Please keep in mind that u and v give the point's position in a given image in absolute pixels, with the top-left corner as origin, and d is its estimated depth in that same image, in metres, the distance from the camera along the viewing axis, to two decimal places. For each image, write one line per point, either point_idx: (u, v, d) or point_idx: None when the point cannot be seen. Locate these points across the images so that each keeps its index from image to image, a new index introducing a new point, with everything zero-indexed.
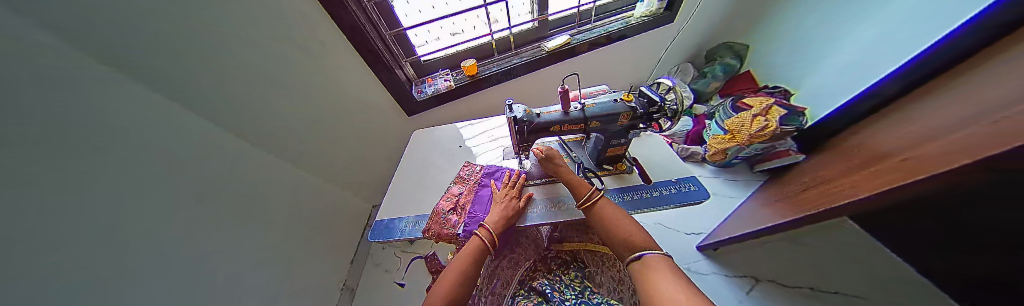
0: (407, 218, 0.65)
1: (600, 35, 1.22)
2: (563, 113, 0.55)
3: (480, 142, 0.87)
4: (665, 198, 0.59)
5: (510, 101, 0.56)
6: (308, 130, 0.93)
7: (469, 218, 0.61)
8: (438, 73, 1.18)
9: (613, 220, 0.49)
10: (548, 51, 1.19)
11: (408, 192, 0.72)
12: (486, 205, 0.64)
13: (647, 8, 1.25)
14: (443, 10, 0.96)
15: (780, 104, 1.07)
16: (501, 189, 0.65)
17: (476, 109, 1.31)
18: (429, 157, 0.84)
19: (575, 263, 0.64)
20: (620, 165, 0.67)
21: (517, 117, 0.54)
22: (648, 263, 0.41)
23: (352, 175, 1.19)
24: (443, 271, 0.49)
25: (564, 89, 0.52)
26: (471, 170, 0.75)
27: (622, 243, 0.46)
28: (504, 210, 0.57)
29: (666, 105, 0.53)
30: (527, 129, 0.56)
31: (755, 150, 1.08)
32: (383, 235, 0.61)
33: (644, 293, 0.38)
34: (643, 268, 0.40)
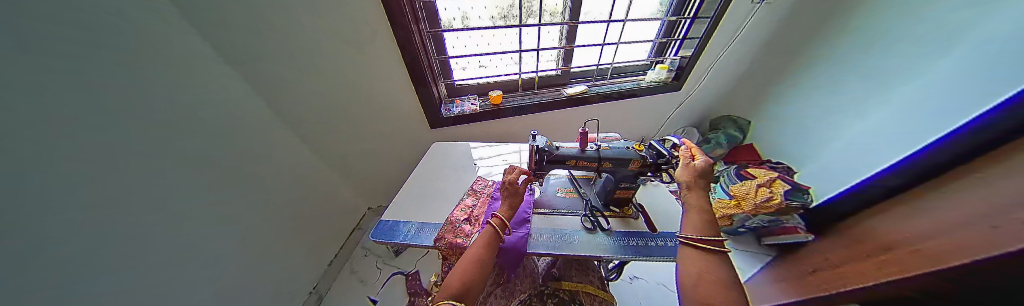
0: (413, 222, 0.66)
1: (614, 90, 1.36)
2: (579, 150, 0.60)
3: (493, 164, 0.92)
4: (668, 251, 0.58)
5: (534, 131, 0.61)
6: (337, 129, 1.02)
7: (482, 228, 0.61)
8: (466, 97, 1.30)
9: (695, 212, 0.46)
10: (566, 96, 1.32)
11: (419, 198, 0.75)
12: None
13: (657, 76, 1.40)
14: (483, 48, 1.13)
15: (784, 179, 1.10)
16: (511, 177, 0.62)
17: (492, 134, 1.40)
18: (443, 169, 0.87)
19: (572, 304, 0.60)
20: (626, 209, 0.68)
21: (538, 146, 0.59)
22: (697, 269, 0.39)
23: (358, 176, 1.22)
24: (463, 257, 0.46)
25: (584, 130, 0.58)
26: (484, 184, 0.78)
27: (695, 227, 0.44)
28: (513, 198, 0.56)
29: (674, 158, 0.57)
30: (545, 159, 0.60)
31: (761, 221, 1.13)
32: (386, 235, 0.61)
33: (690, 291, 0.37)
34: (697, 273, 0.38)
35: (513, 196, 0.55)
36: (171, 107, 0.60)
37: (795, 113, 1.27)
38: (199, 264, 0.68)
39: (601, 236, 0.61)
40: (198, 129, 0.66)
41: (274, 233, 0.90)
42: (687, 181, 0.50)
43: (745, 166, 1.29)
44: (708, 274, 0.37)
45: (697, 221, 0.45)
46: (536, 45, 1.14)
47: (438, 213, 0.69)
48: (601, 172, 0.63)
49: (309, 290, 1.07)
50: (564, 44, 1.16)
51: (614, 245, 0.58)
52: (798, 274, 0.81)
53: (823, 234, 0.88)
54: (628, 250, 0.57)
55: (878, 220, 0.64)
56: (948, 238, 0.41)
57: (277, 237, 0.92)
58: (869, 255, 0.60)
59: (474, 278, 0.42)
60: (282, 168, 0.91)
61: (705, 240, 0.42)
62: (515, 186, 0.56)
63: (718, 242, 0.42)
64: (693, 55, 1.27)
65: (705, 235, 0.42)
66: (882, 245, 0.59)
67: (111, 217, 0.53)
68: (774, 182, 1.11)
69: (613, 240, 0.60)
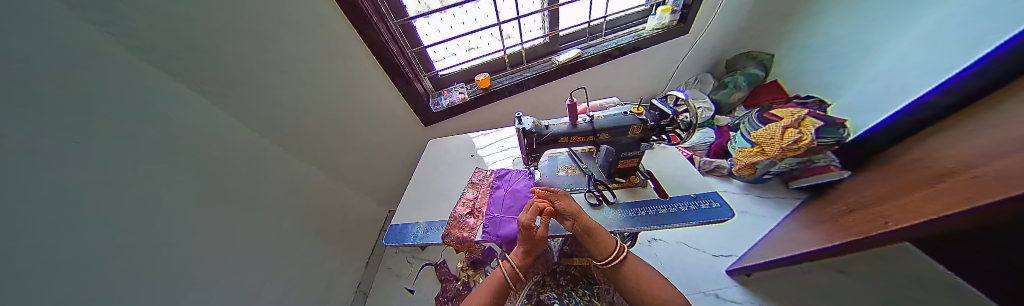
0: (419, 224, 0.66)
1: (613, 48, 1.22)
2: (570, 125, 0.55)
3: (490, 153, 0.89)
4: (683, 215, 0.54)
5: (520, 113, 0.57)
6: (335, 142, 1.01)
7: (488, 219, 0.61)
8: (453, 86, 1.24)
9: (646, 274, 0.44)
10: (559, 64, 1.21)
11: (423, 199, 0.74)
12: (501, 206, 0.64)
13: (660, 21, 1.23)
14: (461, 29, 1.03)
15: (813, 115, 0.98)
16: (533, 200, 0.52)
17: (488, 120, 1.35)
18: (439, 166, 0.86)
19: (584, 278, 0.62)
20: (633, 178, 0.64)
21: (525, 129, 0.55)
22: None
23: (371, 184, 1.24)
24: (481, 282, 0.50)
25: (572, 103, 0.52)
26: (482, 175, 0.77)
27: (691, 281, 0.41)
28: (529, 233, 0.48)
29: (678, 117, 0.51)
30: (535, 141, 0.56)
31: (791, 165, 1.04)
32: (397, 239, 0.62)
33: None
34: None
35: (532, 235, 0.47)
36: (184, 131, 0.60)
37: (826, 38, 1.15)
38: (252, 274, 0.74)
39: (609, 210, 0.58)
40: (205, 156, 0.64)
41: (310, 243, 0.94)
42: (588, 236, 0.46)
43: (767, 107, 1.16)
44: None
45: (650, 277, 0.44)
46: (517, 13, 1.03)
47: (444, 210, 0.69)
48: (599, 145, 0.58)
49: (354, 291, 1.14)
50: (546, 5, 1.04)
51: (624, 218, 0.55)
52: (833, 215, 0.75)
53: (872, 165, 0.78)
54: (641, 220, 0.54)
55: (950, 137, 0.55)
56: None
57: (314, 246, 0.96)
58: (920, 185, 0.53)
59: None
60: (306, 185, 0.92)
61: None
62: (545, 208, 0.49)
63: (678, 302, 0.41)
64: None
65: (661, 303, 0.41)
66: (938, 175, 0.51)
67: (142, 234, 0.53)
68: (803, 121, 0.98)
69: (624, 213, 0.57)
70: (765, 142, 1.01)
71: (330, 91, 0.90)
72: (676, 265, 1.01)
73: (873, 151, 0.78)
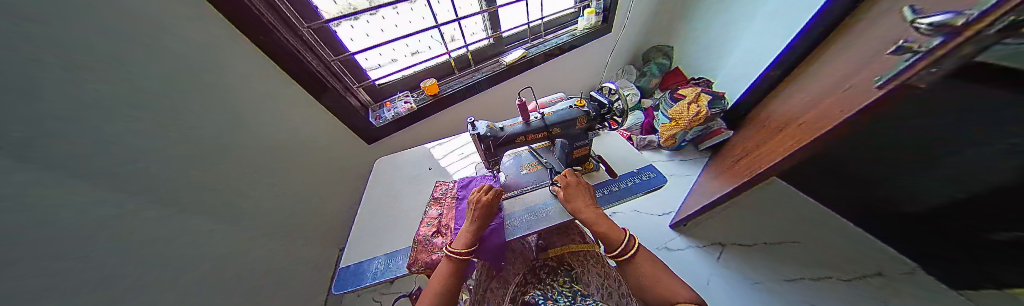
0: (378, 258, 0.58)
1: (553, 47, 1.31)
2: (524, 124, 0.57)
3: (448, 163, 0.85)
4: (629, 190, 0.62)
5: (471, 118, 0.55)
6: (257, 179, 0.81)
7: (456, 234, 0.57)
8: (396, 96, 1.12)
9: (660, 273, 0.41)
10: (507, 65, 1.23)
11: (378, 229, 0.65)
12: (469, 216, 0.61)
13: (588, 22, 1.37)
14: (394, 32, 0.94)
15: (704, 91, 1.26)
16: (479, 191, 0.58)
17: (442, 128, 1.28)
18: (393, 187, 0.77)
19: (563, 266, 0.64)
20: (588, 164, 0.69)
21: (480, 134, 0.54)
22: None
23: (310, 222, 1.02)
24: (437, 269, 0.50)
25: (521, 102, 0.53)
26: (445, 188, 0.72)
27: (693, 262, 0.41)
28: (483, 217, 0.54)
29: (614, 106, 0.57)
30: (491, 145, 0.56)
31: (697, 132, 1.30)
32: (350, 283, 0.53)
33: None
34: None
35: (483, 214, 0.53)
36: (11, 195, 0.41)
37: (706, 29, 1.52)
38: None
39: None
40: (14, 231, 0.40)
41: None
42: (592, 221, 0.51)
43: (675, 89, 1.43)
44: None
45: (653, 269, 0.42)
46: (455, 14, 1.00)
47: (406, 235, 0.63)
48: (553, 139, 0.61)
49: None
50: (485, 6, 1.04)
51: None
52: (728, 165, 0.99)
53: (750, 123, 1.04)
54: (598, 202, 0.60)
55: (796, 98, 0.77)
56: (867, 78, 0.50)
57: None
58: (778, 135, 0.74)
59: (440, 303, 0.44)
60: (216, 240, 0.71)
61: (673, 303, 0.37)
62: (489, 199, 0.54)
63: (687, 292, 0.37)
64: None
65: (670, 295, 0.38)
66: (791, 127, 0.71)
67: None
68: (699, 97, 1.24)
69: None
70: (678, 116, 1.25)
71: (233, 116, 0.71)
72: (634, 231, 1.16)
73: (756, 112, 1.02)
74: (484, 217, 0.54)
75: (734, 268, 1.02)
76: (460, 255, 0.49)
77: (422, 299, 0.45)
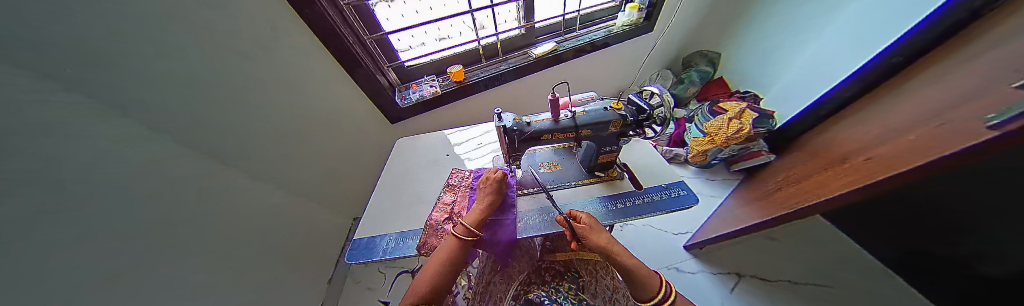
0: (391, 235, 0.60)
1: (586, 42, 1.24)
2: (553, 121, 0.54)
3: (468, 152, 0.84)
4: (654, 206, 0.57)
5: (499, 109, 0.53)
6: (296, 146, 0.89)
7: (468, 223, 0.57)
8: (423, 79, 1.13)
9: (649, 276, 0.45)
10: (535, 57, 1.19)
11: (392, 207, 0.67)
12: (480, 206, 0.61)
13: (628, 18, 1.26)
14: (429, 15, 0.94)
15: (751, 108, 1.14)
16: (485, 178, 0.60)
17: (463, 115, 1.28)
18: (411, 168, 0.79)
19: (569, 273, 0.62)
20: (611, 172, 0.66)
21: (506, 127, 0.52)
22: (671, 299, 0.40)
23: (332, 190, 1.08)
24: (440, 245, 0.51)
25: (553, 97, 0.50)
26: (461, 176, 0.72)
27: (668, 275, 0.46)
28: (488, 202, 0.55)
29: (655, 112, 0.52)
30: (517, 138, 0.54)
31: (733, 151, 1.18)
32: (364, 255, 0.55)
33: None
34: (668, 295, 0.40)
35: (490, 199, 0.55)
36: (114, 140, 0.50)
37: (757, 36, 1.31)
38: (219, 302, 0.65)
39: (593, 206, 0.59)
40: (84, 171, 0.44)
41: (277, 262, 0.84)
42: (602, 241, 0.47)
43: (715, 101, 1.31)
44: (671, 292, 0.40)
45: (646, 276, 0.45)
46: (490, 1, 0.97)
47: (418, 218, 0.64)
48: (580, 140, 0.58)
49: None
50: None
51: (604, 211, 0.57)
52: (765, 193, 0.90)
53: (801, 148, 0.93)
54: (618, 212, 0.56)
55: (868, 127, 0.67)
56: (967, 114, 0.43)
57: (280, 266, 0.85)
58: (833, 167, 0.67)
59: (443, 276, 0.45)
60: (263, 198, 0.80)
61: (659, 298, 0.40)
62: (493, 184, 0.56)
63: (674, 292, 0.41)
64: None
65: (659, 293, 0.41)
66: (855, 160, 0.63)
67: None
68: (743, 113, 1.13)
69: (604, 206, 0.58)
70: (715, 131, 1.15)
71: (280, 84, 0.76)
72: (646, 245, 1.11)
73: (813, 138, 0.90)
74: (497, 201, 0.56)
75: (746, 300, 0.94)
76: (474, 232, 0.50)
77: (430, 266, 0.47)
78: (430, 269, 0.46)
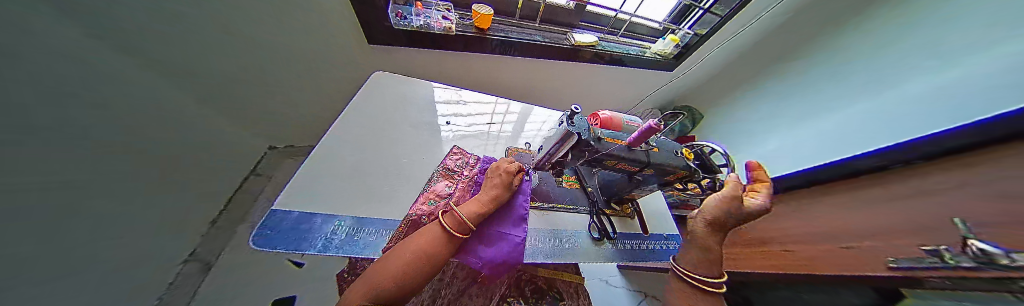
0: (339, 216, 0.41)
1: (631, 53, 1.08)
2: (625, 146, 0.39)
3: (473, 127, 0.68)
4: (655, 255, 0.57)
5: (575, 105, 0.35)
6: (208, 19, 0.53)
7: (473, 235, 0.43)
8: (434, 3, 0.82)
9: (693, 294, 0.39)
10: (572, 44, 0.96)
11: (352, 175, 0.46)
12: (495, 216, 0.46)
13: (664, 48, 1.13)
14: None
15: None
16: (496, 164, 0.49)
17: (464, 76, 1.01)
18: (393, 125, 0.57)
19: (549, 292, 0.58)
20: (625, 207, 0.61)
21: (578, 137, 0.34)
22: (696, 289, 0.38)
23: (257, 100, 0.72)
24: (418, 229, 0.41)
25: (653, 122, 0.33)
26: (464, 161, 0.56)
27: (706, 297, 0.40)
28: (492, 195, 0.44)
29: (718, 176, 0.44)
30: (587, 158, 0.39)
31: None
32: (283, 241, 0.35)
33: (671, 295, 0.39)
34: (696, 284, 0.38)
35: (497, 194, 0.44)
36: None
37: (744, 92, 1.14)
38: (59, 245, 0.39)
39: (609, 245, 0.53)
40: None
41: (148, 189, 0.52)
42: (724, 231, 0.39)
43: None
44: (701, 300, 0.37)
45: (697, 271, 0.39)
46: None
47: (389, 202, 0.46)
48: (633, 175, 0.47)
49: (183, 258, 0.67)
50: None
51: (614, 250, 0.53)
52: None
53: None
54: (626, 255, 0.53)
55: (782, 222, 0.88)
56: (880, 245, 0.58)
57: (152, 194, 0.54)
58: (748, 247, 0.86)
59: (411, 271, 0.35)
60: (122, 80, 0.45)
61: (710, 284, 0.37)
62: (507, 176, 0.45)
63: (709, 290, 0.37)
64: (713, 29, 1.02)
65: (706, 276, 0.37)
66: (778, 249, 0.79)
67: None
68: None
69: (614, 246, 0.54)
70: None
71: None
72: None
73: None
74: (508, 195, 0.45)
75: None
76: (467, 226, 0.40)
77: (402, 248, 0.37)
78: (397, 258, 0.35)
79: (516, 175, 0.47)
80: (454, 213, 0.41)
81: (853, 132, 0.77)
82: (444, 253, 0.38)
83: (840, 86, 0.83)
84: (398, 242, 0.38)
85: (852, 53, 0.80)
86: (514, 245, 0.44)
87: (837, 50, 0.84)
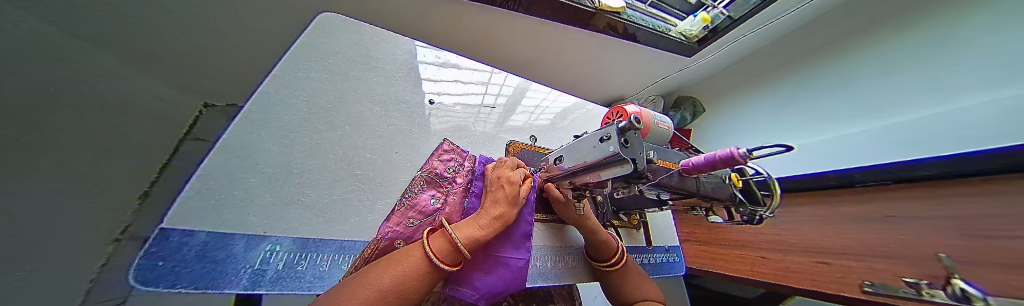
0: (276, 238, 0.29)
1: (657, 30, 0.90)
2: (676, 172, 0.29)
3: (463, 112, 0.53)
4: (656, 269, 0.53)
5: (632, 115, 0.22)
6: None
7: (467, 262, 0.35)
8: None
9: (638, 282, 0.41)
10: (596, 8, 0.76)
11: (292, 179, 0.32)
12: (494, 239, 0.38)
13: (690, 28, 0.95)
14: None
15: None
16: (501, 174, 0.38)
17: (453, 31, 0.77)
18: (351, 102, 0.41)
19: (541, 299, 0.53)
20: (633, 217, 0.55)
21: (631, 165, 0.23)
22: (624, 274, 0.41)
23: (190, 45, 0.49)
24: (394, 252, 0.30)
25: (738, 155, 0.22)
26: (455, 161, 0.43)
27: (636, 271, 0.43)
28: (495, 216, 0.34)
29: (761, 211, 0.36)
30: (623, 186, 0.29)
31: None
32: (181, 275, 0.23)
33: (612, 289, 0.41)
34: (616, 271, 0.42)
35: (500, 214, 0.35)
36: None
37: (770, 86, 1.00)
38: (45, 241, 0.31)
39: None
40: None
41: (132, 165, 0.41)
42: (593, 224, 0.42)
43: None
44: (629, 284, 0.40)
45: (610, 252, 0.42)
46: None
47: (352, 215, 0.35)
48: (665, 199, 0.38)
49: (113, 236, 0.37)
50: None
51: None
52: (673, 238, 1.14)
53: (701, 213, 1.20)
54: None
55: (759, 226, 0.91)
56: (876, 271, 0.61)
57: (138, 169, 0.41)
58: (724, 245, 0.95)
59: None
60: None
61: (611, 262, 0.41)
62: (513, 190, 0.36)
63: (616, 263, 0.41)
64: (750, 13, 0.82)
65: (608, 259, 0.42)
66: (754, 254, 0.85)
67: None
68: None
69: None
70: None
71: None
72: None
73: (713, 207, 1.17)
74: (513, 213, 0.37)
75: None
76: (461, 252, 0.31)
77: (367, 276, 0.26)
78: (364, 293, 0.24)
79: (524, 189, 0.37)
80: (447, 235, 0.31)
81: (851, 150, 0.73)
82: (427, 287, 0.29)
83: (843, 103, 0.78)
84: (364, 272, 0.26)
85: (875, 62, 0.74)
86: (514, 270, 0.37)
87: (862, 57, 0.77)
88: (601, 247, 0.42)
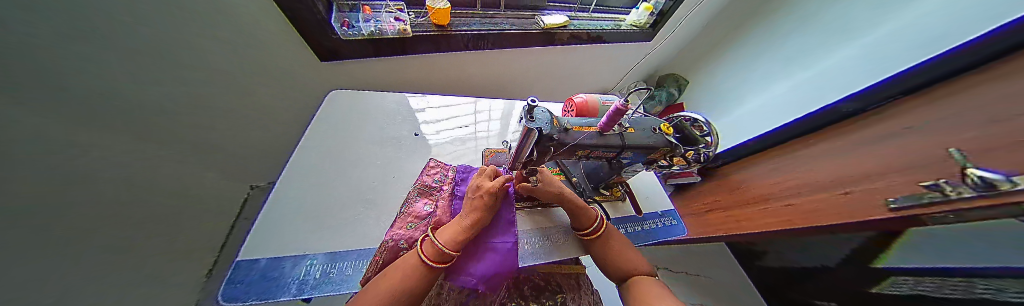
0: (313, 256, 0.38)
1: (607, 28, 1.01)
2: (596, 133, 0.37)
3: (446, 135, 0.63)
4: (652, 234, 0.55)
5: (534, 96, 0.31)
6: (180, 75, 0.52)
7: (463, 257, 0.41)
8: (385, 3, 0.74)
9: (621, 246, 0.44)
10: (543, 28, 0.90)
11: (319, 210, 0.43)
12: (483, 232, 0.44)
13: (638, 18, 1.06)
14: None
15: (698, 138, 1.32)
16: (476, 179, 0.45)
17: (434, 77, 0.94)
18: (356, 148, 0.53)
19: (548, 288, 0.55)
20: (615, 190, 0.59)
21: (539, 130, 0.31)
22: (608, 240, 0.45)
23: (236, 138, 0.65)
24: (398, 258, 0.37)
25: (620, 107, 0.30)
26: (442, 174, 0.52)
27: (619, 237, 0.46)
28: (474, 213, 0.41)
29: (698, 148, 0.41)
30: (556, 151, 0.37)
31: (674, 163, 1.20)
32: (252, 290, 0.33)
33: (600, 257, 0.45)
34: (601, 240, 0.45)
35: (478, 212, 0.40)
36: None
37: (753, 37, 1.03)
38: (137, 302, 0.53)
39: None
40: None
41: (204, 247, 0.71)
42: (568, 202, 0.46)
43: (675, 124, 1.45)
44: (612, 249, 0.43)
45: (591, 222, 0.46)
46: None
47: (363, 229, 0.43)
48: (614, 159, 0.45)
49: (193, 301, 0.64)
50: None
51: None
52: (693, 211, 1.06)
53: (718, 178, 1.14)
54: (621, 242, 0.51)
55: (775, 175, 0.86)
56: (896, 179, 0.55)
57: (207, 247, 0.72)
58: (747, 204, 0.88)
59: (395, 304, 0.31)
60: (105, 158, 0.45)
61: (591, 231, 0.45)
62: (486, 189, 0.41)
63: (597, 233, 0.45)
64: None
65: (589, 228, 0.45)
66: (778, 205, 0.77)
67: None
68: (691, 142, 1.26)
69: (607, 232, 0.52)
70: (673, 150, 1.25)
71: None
72: None
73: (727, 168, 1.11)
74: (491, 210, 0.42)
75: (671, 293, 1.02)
76: (446, 254, 0.36)
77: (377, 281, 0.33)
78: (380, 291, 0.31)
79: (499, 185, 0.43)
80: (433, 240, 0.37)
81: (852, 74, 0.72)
82: (430, 280, 0.36)
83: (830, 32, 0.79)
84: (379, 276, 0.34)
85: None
86: (504, 253, 0.42)
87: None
88: (579, 220, 0.46)
